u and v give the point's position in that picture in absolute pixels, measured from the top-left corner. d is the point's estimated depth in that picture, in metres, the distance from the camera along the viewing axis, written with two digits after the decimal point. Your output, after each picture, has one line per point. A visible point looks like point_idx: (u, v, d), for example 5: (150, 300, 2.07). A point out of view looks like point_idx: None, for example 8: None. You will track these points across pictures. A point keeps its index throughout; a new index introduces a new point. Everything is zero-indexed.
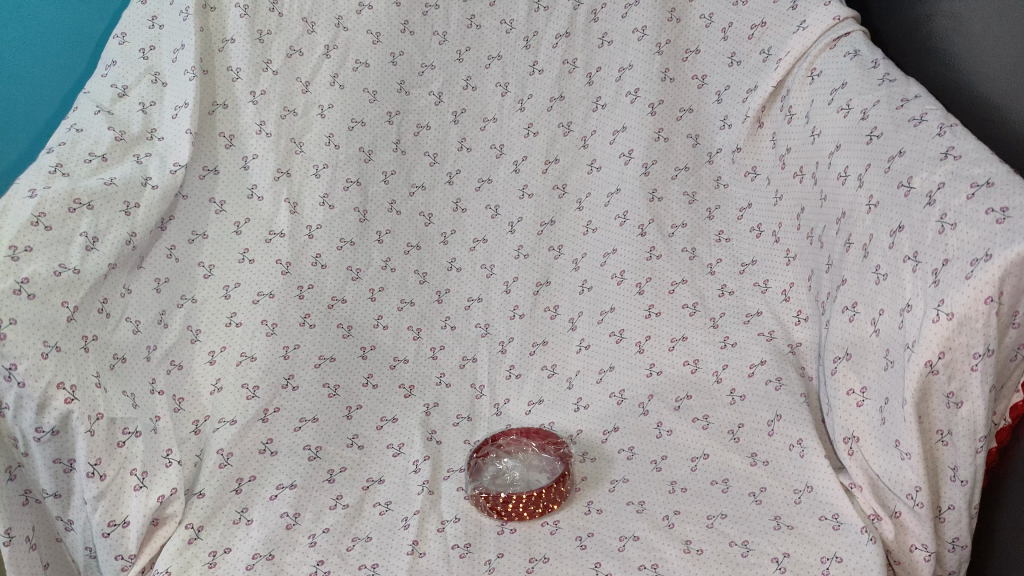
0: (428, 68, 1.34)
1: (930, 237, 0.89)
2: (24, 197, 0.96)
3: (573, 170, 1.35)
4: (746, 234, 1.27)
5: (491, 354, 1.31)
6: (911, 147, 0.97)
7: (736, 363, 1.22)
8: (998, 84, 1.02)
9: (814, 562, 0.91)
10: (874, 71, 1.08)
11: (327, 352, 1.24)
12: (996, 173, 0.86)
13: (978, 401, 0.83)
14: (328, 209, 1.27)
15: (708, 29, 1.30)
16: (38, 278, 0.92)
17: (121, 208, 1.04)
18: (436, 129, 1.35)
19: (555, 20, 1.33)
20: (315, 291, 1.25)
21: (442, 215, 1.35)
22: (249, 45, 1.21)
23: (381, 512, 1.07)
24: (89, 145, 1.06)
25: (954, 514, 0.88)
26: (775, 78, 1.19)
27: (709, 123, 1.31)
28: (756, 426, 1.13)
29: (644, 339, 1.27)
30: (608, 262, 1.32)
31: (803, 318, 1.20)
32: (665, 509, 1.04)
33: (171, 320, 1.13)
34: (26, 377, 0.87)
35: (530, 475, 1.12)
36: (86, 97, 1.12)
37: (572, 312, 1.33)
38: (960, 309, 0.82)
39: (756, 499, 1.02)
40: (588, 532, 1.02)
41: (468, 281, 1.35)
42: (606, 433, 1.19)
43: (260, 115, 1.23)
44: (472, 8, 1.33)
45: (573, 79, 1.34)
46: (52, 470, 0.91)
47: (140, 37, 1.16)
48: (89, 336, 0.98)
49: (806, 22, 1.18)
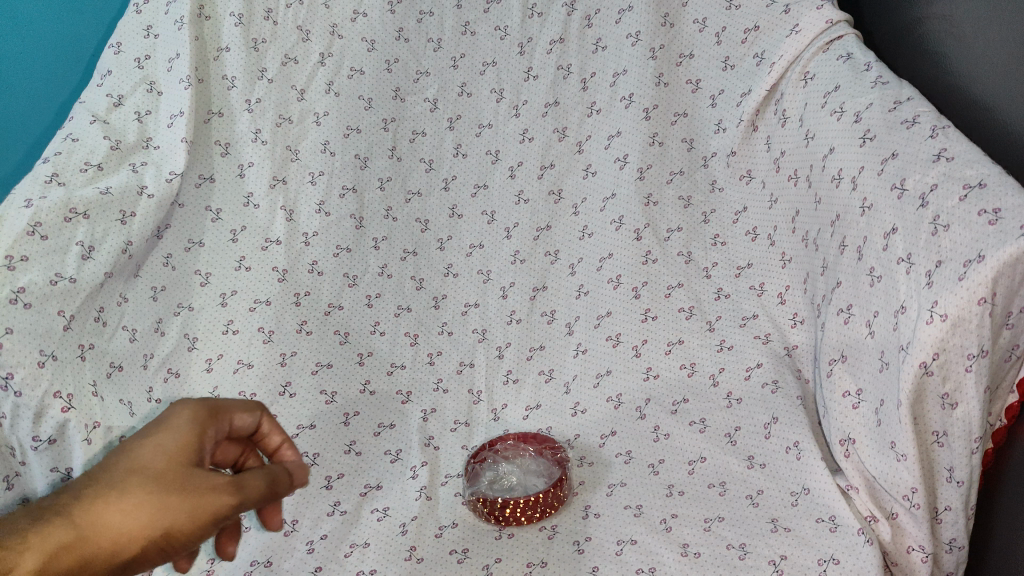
0: (423, 75, 1.34)
1: (924, 239, 0.89)
2: (20, 206, 0.97)
3: (569, 175, 1.36)
4: (742, 237, 1.27)
5: (489, 359, 1.31)
6: (904, 149, 0.96)
7: (733, 365, 1.22)
8: (989, 86, 1.02)
9: (811, 564, 0.92)
10: (867, 74, 1.07)
11: (324, 360, 1.24)
12: (989, 174, 0.86)
13: (973, 402, 0.84)
14: (324, 217, 1.28)
15: (701, 33, 1.28)
16: (35, 287, 0.92)
17: (117, 217, 1.05)
18: (432, 135, 1.35)
19: (549, 26, 1.32)
20: (312, 298, 1.26)
21: (438, 221, 1.36)
22: (245, 53, 1.20)
23: (379, 518, 1.08)
24: (85, 154, 1.06)
25: (951, 515, 0.88)
26: (768, 82, 1.19)
27: (704, 127, 1.31)
28: (752, 429, 1.13)
29: (640, 343, 1.27)
30: (605, 267, 1.32)
31: (799, 320, 1.18)
32: (662, 513, 1.04)
33: (168, 328, 1.13)
34: (23, 386, 0.88)
35: (527, 480, 1.11)
36: (81, 107, 1.11)
37: (569, 317, 1.33)
38: (953, 311, 0.82)
39: (752, 501, 1.02)
40: (585, 535, 1.03)
41: (465, 286, 1.35)
42: (604, 437, 1.20)
43: (256, 123, 1.23)
44: (466, 15, 1.33)
45: (568, 85, 1.34)
46: (50, 479, 0.90)
47: (135, 47, 1.15)
48: (86, 345, 0.99)
49: (799, 26, 1.17)
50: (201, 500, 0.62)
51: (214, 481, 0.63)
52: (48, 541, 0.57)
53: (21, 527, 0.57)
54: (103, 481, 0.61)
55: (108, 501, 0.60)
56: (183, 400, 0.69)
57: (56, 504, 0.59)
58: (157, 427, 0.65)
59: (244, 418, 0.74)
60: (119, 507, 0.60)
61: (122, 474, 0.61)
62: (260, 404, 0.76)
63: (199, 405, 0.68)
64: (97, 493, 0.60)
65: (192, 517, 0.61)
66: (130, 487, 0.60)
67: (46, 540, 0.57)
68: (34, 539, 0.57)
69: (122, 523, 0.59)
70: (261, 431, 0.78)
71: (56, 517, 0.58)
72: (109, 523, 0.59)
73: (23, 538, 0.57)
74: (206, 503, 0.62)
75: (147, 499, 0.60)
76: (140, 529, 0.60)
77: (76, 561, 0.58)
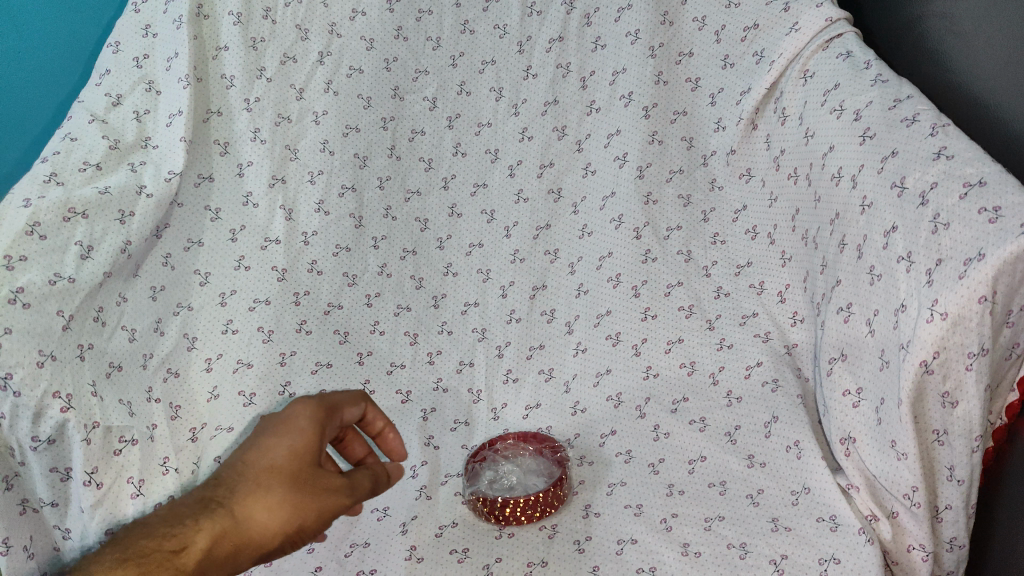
0: (422, 73, 1.34)
1: (924, 237, 0.89)
2: (18, 206, 0.96)
3: (568, 174, 1.36)
4: (742, 236, 1.27)
5: (488, 358, 1.31)
6: (904, 147, 0.96)
7: (733, 364, 1.21)
8: (989, 84, 1.02)
9: (811, 563, 0.92)
10: (867, 72, 1.07)
11: (323, 359, 1.24)
12: (989, 173, 0.86)
13: (973, 401, 0.84)
14: (323, 216, 1.27)
15: (701, 31, 1.28)
16: (33, 287, 0.92)
17: (116, 216, 1.04)
18: (431, 134, 1.35)
19: (549, 24, 1.32)
20: (311, 297, 1.26)
21: (438, 220, 1.36)
22: (243, 52, 1.20)
23: (379, 517, 1.08)
24: (83, 153, 1.05)
25: (951, 514, 0.88)
26: (768, 81, 1.19)
27: (704, 126, 1.31)
28: (752, 428, 1.13)
29: (639, 342, 1.27)
30: (604, 266, 1.32)
31: (799, 319, 1.19)
32: (662, 512, 1.04)
33: (167, 328, 1.13)
34: (22, 387, 0.87)
35: (527, 480, 1.11)
36: (79, 106, 1.11)
37: (569, 316, 1.33)
38: (953, 309, 0.82)
39: (752, 501, 1.02)
40: (586, 535, 1.04)
41: (465, 285, 1.35)
42: (604, 437, 1.20)
43: (255, 122, 1.22)
44: (466, 14, 1.33)
45: (567, 83, 1.34)
46: (49, 479, 0.91)
47: (133, 46, 1.14)
48: (85, 344, 0.98)
49: (798, 24, 1.16)
50: (326, 499, 0.77)
51: (333, 482, 0.77)
52: (213, 527, 0.73)
53: (194, 511, 0.73)
54: (252, 480, 0.75)
55: (255, 499, 0.74)
56: (302, 399, 0.82)
57: (218, 495, 0.75)
58: (285, 429, 0.78)
59: (352, 410, 0.87)
60: (265, 504, 0.74)
61: (263, 474, 0.76)
62: (363, 397, 0.88)
63: (316, 406, 0.81)
64: (248, 490, 0.75)
65: (319, 514, 0.76)
66: (272, 487, 0.75)
67: (214, 525, 0.73)
68: (204, 523, 0.73)
69: (268, 517, 0.74)
70: (366, 417, 0.90)
71: (218, 509, 0.74)
72: (258, 516, 0.74)
73: (195, 521, 0.72)
74: (328, 502, 0.77)
75: (284, 499, 0.75)
76: (281, 523, 0.75)
77: (234, 545, 0.73)
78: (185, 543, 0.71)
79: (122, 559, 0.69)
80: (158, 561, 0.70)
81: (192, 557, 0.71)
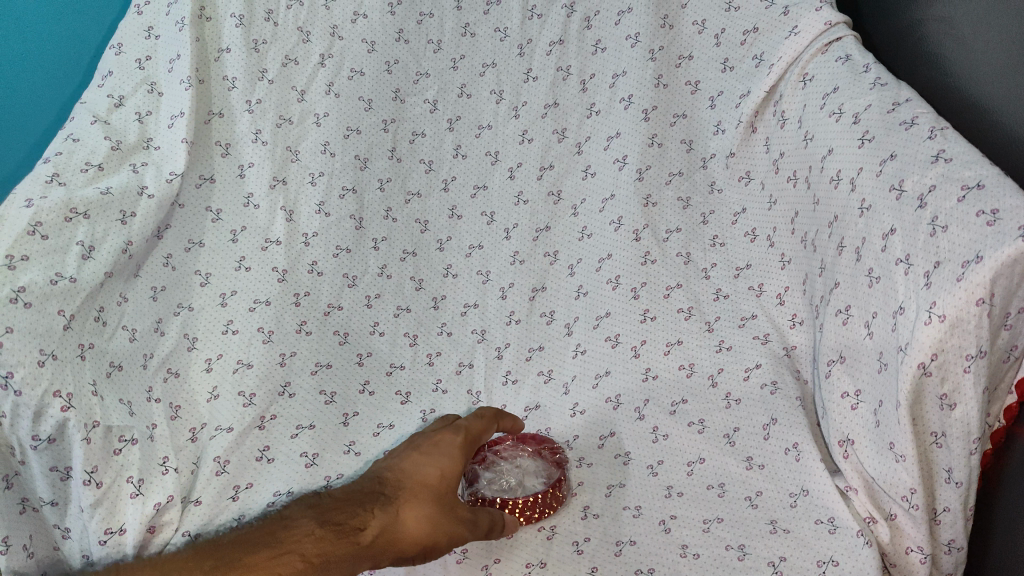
0: (423, 76, 1.35)
1: (922, 240, 0.89)
2: (21, 206, 0.98)
3: (568, 175, 1.36)
4: (741, 239, 1.26)
5: (487, 360, 1.27)
6: (903, 150, 0.96)
7: (732, 367, 1.18)
8: (988, 87, 1.03)
9: (810, 566, 0.95)
10: (865, 75, 1.07)
11: (323, 360, 1.22)
12: (987, 175, 0.86)
13: (972, 403, 0.84)
14: (324, 217, 1.27)
15: (701, 35, 1.29)
16: (35, 286, 0.94)
17: (117, 217, 1.05)
18: (431, 136, 1.36)
19: (549, 28, 1.34)
20: (312, 298, 1.25)
21: (438, 222, 1.36)
22: (245, 54, 1.22)
23: None
24: (85, 154, 1.06)
25: (949, 516, 0.89)
26: (767, 84, 1.19)
27: (703, 129, 1.31)
28: (751, 431, 1.11)
29: (638, 344, 1.24)
30: (603, 267, 1.30)
31: (798, 322, 1.18)
32: (661, 514, 1.07)
33: (167, 328, 1.14)
34: (23, 386, 0.88)
35: (525, 481, 1.09)
36: (82, 107, 1.12)
37: (568, 317, 1.30)
38: (950, 311, 0.82)
39: (751, 503, 1.04)
40: (584, 537, 1.08)
41: (465, 286, 1.33)
42: (603, 438, 1.18)
43: (256, 123, 1.23)
44: (466, 17, 1.36)
45: (567, 86, 1.35)
46: (49, 478, 0.92)
47: (136, 48, 1.16)
48: (86, 344, 1.00)
49: (797, 28, 1.17)
50: (457, 528, 0.88)
51: (463, 514, 0.89)
52: (381, 518, 0.85)
53: (370, 503, 0.86)
54: (410, 489, 0.89)
55: (411, 508, 0.87)
56: (453, 430, 0.97)
57: (385, 492, 0.88)
58: (437, 451, 0.94)
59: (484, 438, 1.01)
60: (416, 515, 0.87)
61: (419, 487, 0.90)
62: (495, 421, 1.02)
63: (464, 440, 0.96)
64: (407, 497, 0.88)
65: (449, 538, 0.88)
66: (424, 501, 0.88)
67: (382, 517, 0.85)
68: (377, 513, 0.85)
69: (416, 528, 0.86)
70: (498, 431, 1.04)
71: (388, 505, 0.87)
72: (411, 523, 0.86)
73: (370, 509, 0.85)
74: (459, 531, 0.88)
75: (431, 514, 0.87)
76: (423, 536, 0.86)
77: (388, 542, 0.85)
78: (362, 525, 0.84)
79: (319, 523, 0.83)
80: (344, 532, 0.82)
81: (366, 537, 0.83)
